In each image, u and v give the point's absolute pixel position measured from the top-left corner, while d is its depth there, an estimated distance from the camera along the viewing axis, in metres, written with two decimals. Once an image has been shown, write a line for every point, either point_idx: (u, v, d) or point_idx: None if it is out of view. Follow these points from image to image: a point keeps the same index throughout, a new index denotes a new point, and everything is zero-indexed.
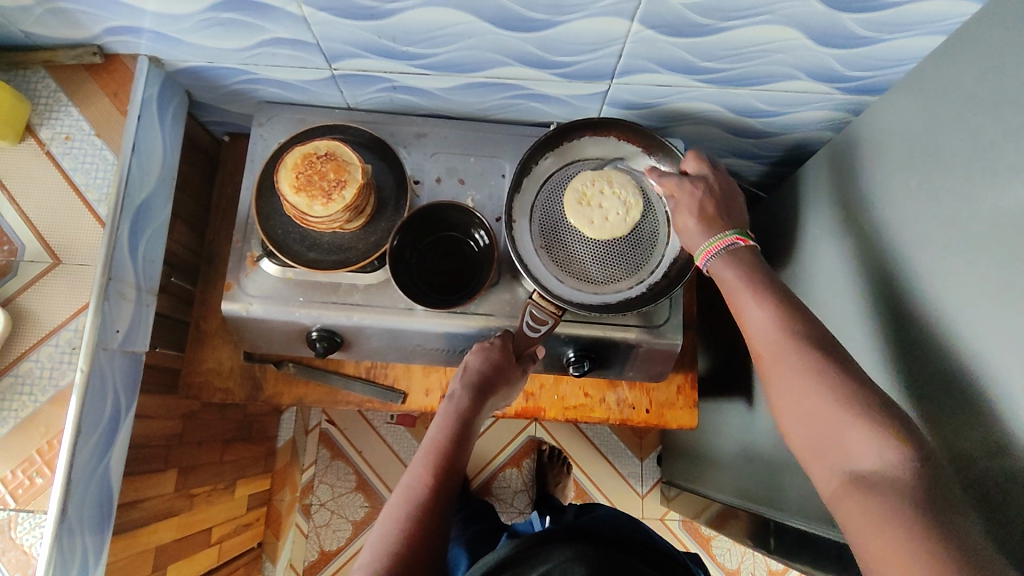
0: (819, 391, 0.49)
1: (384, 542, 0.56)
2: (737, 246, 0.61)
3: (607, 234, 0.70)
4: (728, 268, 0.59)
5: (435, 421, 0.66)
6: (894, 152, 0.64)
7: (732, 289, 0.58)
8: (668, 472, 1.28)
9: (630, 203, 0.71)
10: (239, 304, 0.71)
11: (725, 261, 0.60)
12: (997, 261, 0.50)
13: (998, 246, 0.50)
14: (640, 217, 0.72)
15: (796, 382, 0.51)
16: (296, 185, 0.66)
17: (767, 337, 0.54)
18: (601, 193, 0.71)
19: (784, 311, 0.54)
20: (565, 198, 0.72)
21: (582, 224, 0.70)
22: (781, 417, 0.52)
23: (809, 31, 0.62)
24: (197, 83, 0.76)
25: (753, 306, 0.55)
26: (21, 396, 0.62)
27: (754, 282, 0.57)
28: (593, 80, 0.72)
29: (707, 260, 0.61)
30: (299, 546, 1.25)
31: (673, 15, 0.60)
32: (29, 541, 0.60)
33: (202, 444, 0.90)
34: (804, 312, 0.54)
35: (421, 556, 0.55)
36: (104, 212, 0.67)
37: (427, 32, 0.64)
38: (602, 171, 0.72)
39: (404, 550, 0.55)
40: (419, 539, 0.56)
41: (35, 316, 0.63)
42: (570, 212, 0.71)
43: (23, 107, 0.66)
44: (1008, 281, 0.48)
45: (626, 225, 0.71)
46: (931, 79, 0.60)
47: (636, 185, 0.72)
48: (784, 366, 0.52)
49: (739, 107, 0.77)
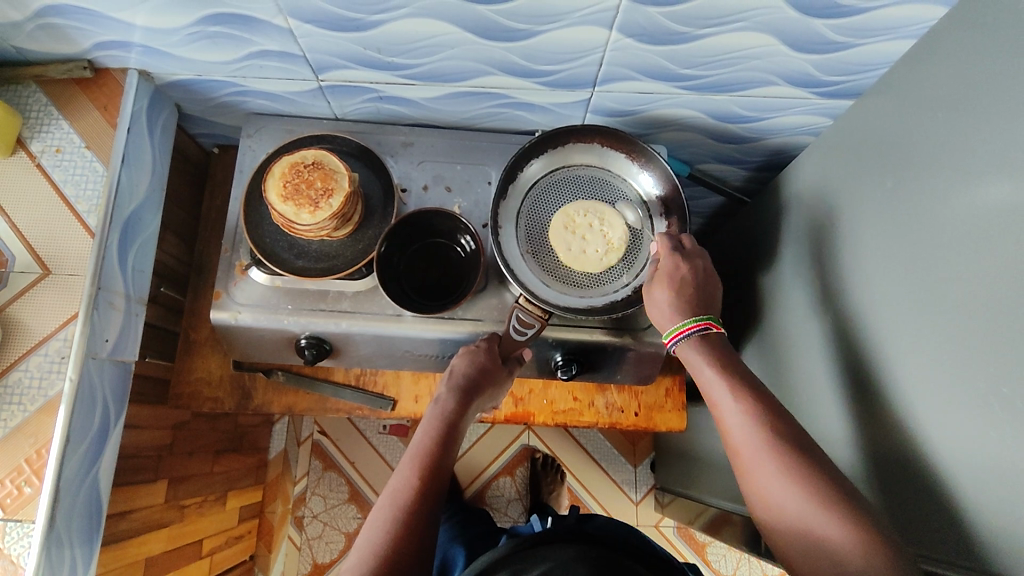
0: (785, 480, 0.55)
1: (372, 544, 0.56)
2: (699, 332, 0.65)
3: (578, 265, 0.72)
4: (705, 361, 0.64)
5: (423, 424, 0.66)
6: (870, 154, 0.66)
7: (706, 383, 0.64)
8: (661, 478, 1.29)
9: (612, 245, 0.73)
10: (228, 312, 0.71)
11: (699, 351, 0.65)
12: (969, 257, 0.51)
13: (970, 243, 0.51)
14: (619, 260, 0.73)
15: (764, 472, 0.57)
16: (284, 194, 0.67)
17: (740, 429, 0.60)
18: (588, 226, 0.73)
19: (757, 409, 0.60)
20: (551, 219, 0.74)
21: (557, 244, 0.72)
22: (766, 511, 0.57)
23: (784, 37, 0.64)
24: (186, 96, 0.77)
25: (727, 399, 0.61)
26: (11, 406, 0.62)
27: (729, 376, 0.62)
28: (575, 88, 0.73)
29: (674, 341, 0.66)
30: (292, 558, 1.25)
31: (651, 23, 0.61)
32: (18, 550, 0.60)
33: (192, 454, 0.90)
34: (774, 408, 0.60)
35: (408, 557, 0.56)
36: (94, 223, 0.67)
37: (413, 43, 0.66)
38: (596, 205, 0.74)
39: (391, 551, 0.55)
40: (406, 539, 0.56)
41: (25, 326, 0.64)
42: (552, 234, 0.73)
43: (15, 122, 0.67)
44: (982, 276, 0.50)
45: (599, 265, 0.72)
46: (902, 81, 0.62)
47: (625, 223, 0.74)
48: (766, 464, 0.57)
49: (720, 113, 0.78)
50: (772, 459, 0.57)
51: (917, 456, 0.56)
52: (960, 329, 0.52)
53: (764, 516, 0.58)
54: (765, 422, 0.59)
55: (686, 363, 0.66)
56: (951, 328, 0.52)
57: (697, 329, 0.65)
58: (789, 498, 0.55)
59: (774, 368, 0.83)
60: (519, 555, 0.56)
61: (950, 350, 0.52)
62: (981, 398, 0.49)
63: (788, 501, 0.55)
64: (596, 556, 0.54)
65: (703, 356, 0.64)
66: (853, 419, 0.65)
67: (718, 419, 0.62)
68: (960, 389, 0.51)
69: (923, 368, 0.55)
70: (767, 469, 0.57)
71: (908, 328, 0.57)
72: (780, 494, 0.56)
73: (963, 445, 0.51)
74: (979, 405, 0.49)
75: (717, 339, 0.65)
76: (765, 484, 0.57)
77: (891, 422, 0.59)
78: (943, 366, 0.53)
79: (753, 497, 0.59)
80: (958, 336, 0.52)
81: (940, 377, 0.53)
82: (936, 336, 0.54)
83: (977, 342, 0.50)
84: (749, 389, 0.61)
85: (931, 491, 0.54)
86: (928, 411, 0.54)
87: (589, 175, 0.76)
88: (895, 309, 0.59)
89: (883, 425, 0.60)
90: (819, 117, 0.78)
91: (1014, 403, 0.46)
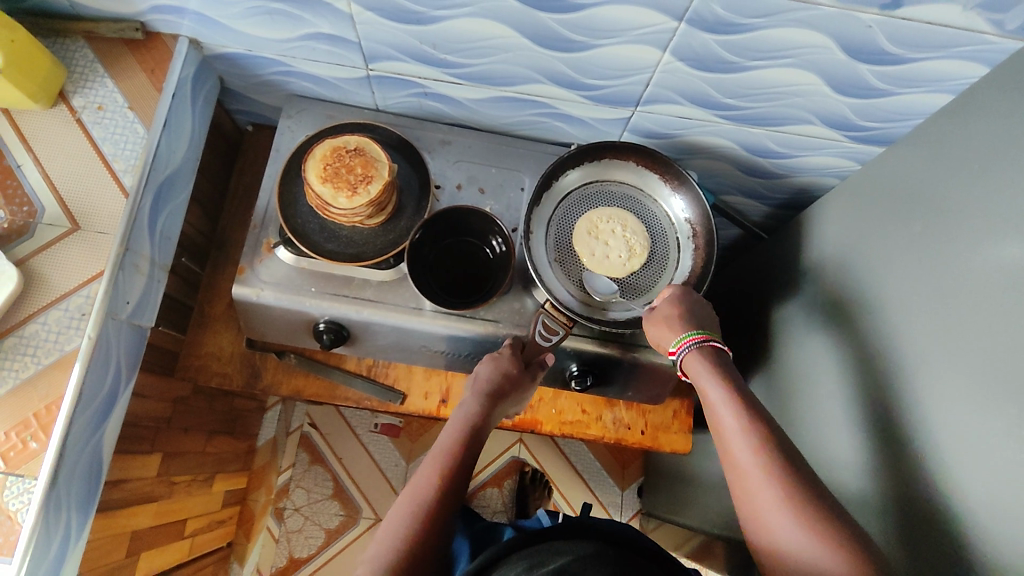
0: (781, 504, 0.52)
1: (392, 540, 0.53)
2: (704, 343, 0.64)
3: (606, 269, 0.72)
4: (704, 369, 0.63)
5: (447, 427, 0.64)
6: (895, 198, 0.67)
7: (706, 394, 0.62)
8: (649, 504, 1.28)
9: (634, 251, 0.74)
10: (251, 289, 0.70)
11: (701, 358, 0.64)
12: (989, 306, 0.52)
13: (990, 294, 0.52)
14: (641, 265, 0.74)
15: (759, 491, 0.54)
16: (323, 176, 0.67)
17: (736, 439, 0.57)
18: (611, 231, 0.75)
19: (752, 420, 0.57)
20: (577, 223, 0.75)
21: (582, 249, 0.73)
22: (761, 532, 0.54)
23: (828, 79, 0.65)
24: (232, 70, 0.77)
25: (725, 411, 0.59)
26: (23, 357, 0.61)
27: (724, 381, 0.61)
28: (617, 106, 0.75)
29: (681, 350, 0.65)
30: (268, 549, 1.22)
31: (705, 49, 0.63)
32: (17, 506, 0.58)
33: (188, 430, 0.89)
34: (769, 423, 0.57)
35: (427, 557, 0.53)
36: (129, 182, 0.67)
37: (469, 43, 0.67)
38: (619, 211, 0.76)
39: (413, 549, 0.53)
40: (425, 539, 0.54)
41: (46, 279, 0.63)
42: (577, 238, 0.74)
43: (59, 73, 0.67)
44: (996, 324, 0.51)
45: (623, 269, 0.73)
46: (937, 133, 0.64)
47: (647, 233, 0.76)
48: (758, 482, 0.54)
49: (753, 146, 0.80)
50: (757, 463, 0.54)
51: (918, 495, 0.56)
52: (974, 374, 0.52)
53: (759, 538, 0.54)
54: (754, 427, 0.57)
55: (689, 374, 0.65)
56: (964, 373, 0.53)
57: (693, 341, 0.64)
58: (783, 523, 0.52)
59: (778, 400, 0.84)
60: (539, 555, 0.56)
61: (958, 395, 0.53)
62: (987, 443, 0.50)
63: (785, 526, 0.51)
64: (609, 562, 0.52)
65: (699, 362, 0.64)
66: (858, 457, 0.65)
67: (715, 429, 0.60)
68: (972, 433, 0.52)
69: (933, 410, 0.56)
70: (760, 480, 0.54)
71: (916, 366, 0.58)
72: (769, 507, 0.53)
73: (973, 491, 0.51)
74: (983, 449, 0.50)
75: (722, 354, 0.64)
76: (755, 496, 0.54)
77: (897, 460, 0.59)
78: (953, 407, 0.54)
79: (748, 520, 0.55)
80: (969, 383, 0.52)
81: (953, 420, 0.54)
82: (949, 380, 0.54)
83: (992, 390, 0.50)
84: (747, 401, 0.59)
85: (933, 531, 0.54)
86: (935, 452, 0.55)
87: (621, 192, 0.77)
88: (905, 348, 0.60)
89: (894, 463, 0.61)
90: (848, 161, 0.79)
91: (1020, 450, 0.47)
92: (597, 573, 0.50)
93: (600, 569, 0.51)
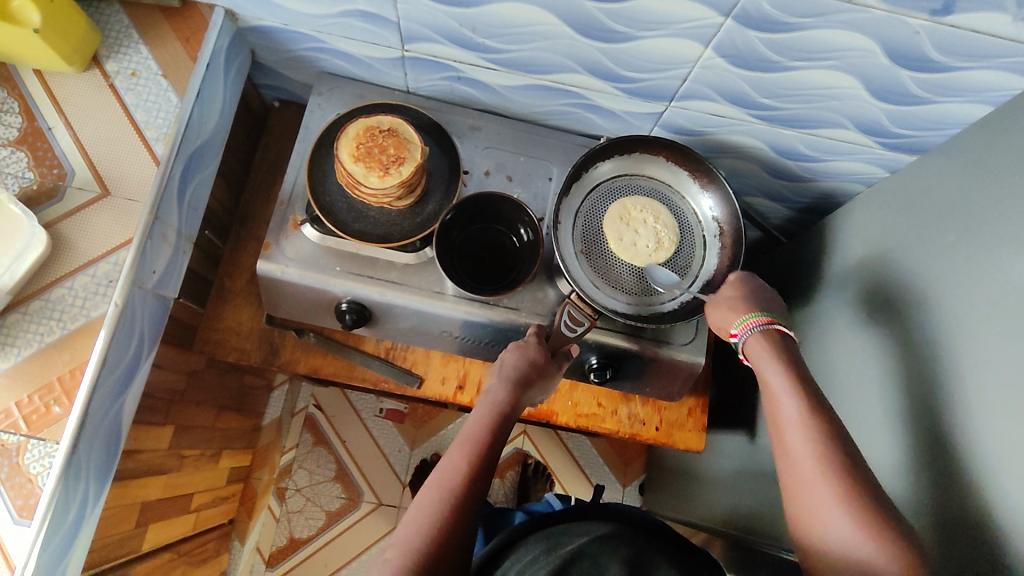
0: (838, 504, 0.52)
1: (421, 526, 0.53)
2: (769, 327, 0.64)
3: (631, 254, 0.73)
4: (768, 358, 0.62)
5: (474, 413, 0.64)
6: (928, 207, 0.67)
7: (767, 381, 0.61)
8: (650, 501, 1.29)
9: (662, 243, 0.74)
10: (276, 265, 0.70)
11: (765, 346, 0.63)
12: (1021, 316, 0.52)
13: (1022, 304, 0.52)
14: (667, 258, 0.74)
15: (816, 489, 0.54)
16: (355, 154, 0.67)
17: (797, 433, 0.57)
18: (643, 221, 0.75)
19: (816, 416, 0.57)
20: (608, 211, 0.75)
21: (610, 232, 0.74)
22: (809, 526, 0.54)
23: (868, 84, 0.65)
24: (265, 44, 0.76)
25: (788, 404, 0.59)
26: (49, 321, 0.60)
27: (794, 375, 0.60)
28: (651, 100, 0.75)
29: (745, 329, 0.65)
30: (268, 529, 1.23)
31: (748, 47, 0.63)
32: (37, 470, 0.58)
33: (199, 405, 0.88)
34: (832, 420, 0.57)
35: (453, 545, 0.54)
36: (161, 151, 0.66)
37: (510, 28, 0.66)
38: (653, 202, 0.76)
39: (441, 537, 0.53)
40: (451, 526, 0.54)
41: (73, 244, 0.62)
42: (607, 225, 0.74)
43: (94, 37, 0.67)
44: None
45: (647, 259, 0.73)
46: (976, 143, 0.64)
47: (676, 229, 0.76)
48: (815, 480, 0.54)
49: (783, 148, 0.80)
50: (823, 467, 0.54)
51: (946, 502, 0.56)
52: (1004, 382, 0.52)
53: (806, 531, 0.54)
54: (818, 429, 0.56)
55: (749, 358, 0.64)
56: (993, 380, 0.53)
57: (756, 324, 0.64)
58: (835, 521, 0.52)
59: None
60: (556, 538, 0.56)
61: (987, 402, 0.54)
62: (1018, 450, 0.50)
63: (838, 525, 0.52)
64: (630, 542, 0.52)
65: (768, 353, 0.62)
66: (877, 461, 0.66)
67: (773, 419, 0.60)
68: (1001, 440, 0.52)
69: (960, 417, 0.56)
70: (817, 477, 0.54)
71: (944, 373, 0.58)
72: (824, 506, 0.53)
73: (1003, 497, 0.51)
74: (1014, 457, 0.50)
75: (786, 341, 0.64)
76: (808, 492, 0.54)
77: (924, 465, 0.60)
78: (982, 415, 0.54)
79: (795, 514, 0.56)
80: (999, 391, 0.53)
81: (981, 428, 0.54)
82: (977, 388, 0.55)
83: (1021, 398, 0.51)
84: (813, 397, 0.59)
85: (964, 538, 0.54)
86: (966, 459, 0.55)
87: (650, 187, 0.77)
88: (933, 355, 0.60)
89: (916, 468, 0.61)
90: (877, 168, 0.79)
91: None
92: (614, 552, 0.50)
93: (616, 549, 0.51)
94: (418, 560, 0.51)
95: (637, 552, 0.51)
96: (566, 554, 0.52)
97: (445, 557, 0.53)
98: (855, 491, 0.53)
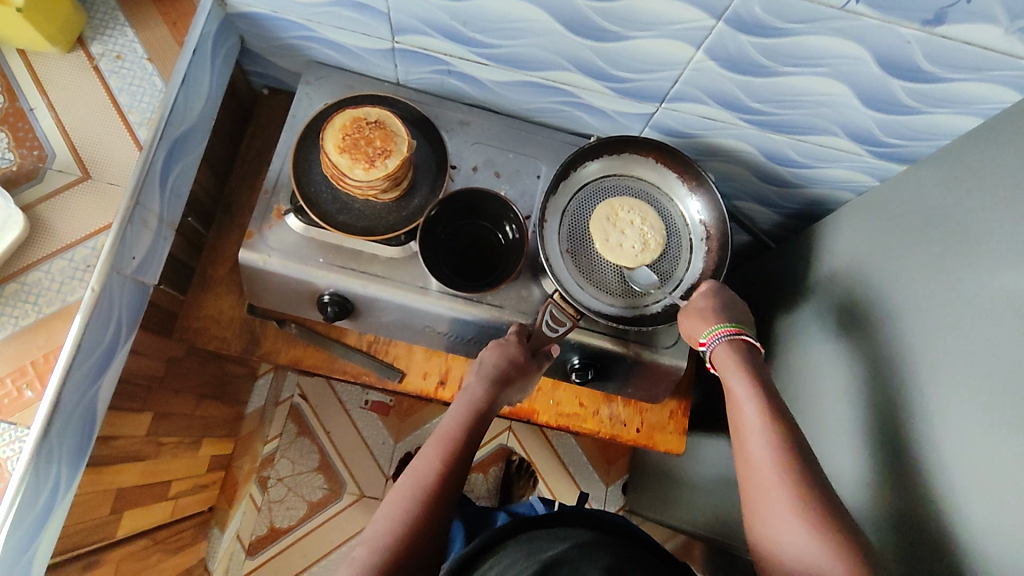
0: (795, 514, 0.52)
1: (392, 522, 0.53)
2: (733, 337, 0.65)
3: (617, 255, 0.71)
4: (734, 368, 0.63)
5: (451, 411, 0.64)
6: (913, 216, 0.67)
7: (733, 391, 0.62)
8: (633, 501, 1.29)
9: (649, 244, 0.73)
10: (258, 254, 0.70)
11: (731, 355, 0.64)
12: (999, 331, 0.52)
13: (1000, 319, 0.52)
14: (654, 259, 0.73)
15: (773, 498, 0.54)
16: (340, 146, 0.66)
17: (757, 442, 0.57)
18: (630, 222, 0.73)
19: (777, 426, 0.57)
20: (595, 211, 0.74)
21: (596, 233, 0.72)
22: (767, 536, 0.54)
23: (858, 92, 0.65)
24: (253, 30, 0.75)
25: (749, 413, 0.59)
26: (24, 304, 0.60)
27: (757, 385, 0.61)
28: (642, 100, 0.74)
29: (712, 340, 0.65)
30: (249, 517, 1.22)
31: (739, 51, 0.62)
32: (6, 454, 0.57)
33: (178, 393, 0.87)
34: (791, 429, 0.57)
35: (425, 541, 0.53)
36: (144, 136, 0.65)
37: (501, 23, 0.66)
38: (639, 203, 0.74)
39: (412, 533, 0.53)
40: (425, 522, 0.54)
41: (52, 227, 0.62)
42: (594, 225, 0.73)
43: (79, 18, 0.66)
44: (1004, 349, 0.51)
45: (633, 260, 0.71)
46: (963, 155, 0.64)
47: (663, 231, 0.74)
48: (772, 490, 0.54)
49: (773, 153, 0.80)
50: (781, 477, 0.54)
51: (916, 513, 0.57)
52: (979, 396, 0.52)
53: (764, 541, 0.54)
54: (787, 439, 0.57)
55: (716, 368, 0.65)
56: (969, 394, 0.53)
57: (722, 334, 0.65)
58: (791, 531, 0.52)
59: None
60: (533, 544, 0.56)
61: (962, 415, 0.53)
62: (990, 465, 0.50)
63: (796, 536, 0.52)
64: (609, 551, 0.52)
65: (736, 364, 0.63)
66: (852, 470, 0.66)
67: (737, 428, 0.60)
68: (973, 453, 0.52)
69: (935, 429, 0.56)
70: (774, 487, 0.54)
71: (921, 384, 0.58)
72: (781, 515, 0.53)
73: (973, 510, 0.51)
74: (985, 471, 0.50)
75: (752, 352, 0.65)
76: (766, 501, 0.54)
77: (897, 475, 0.60)
78: (955, 427, 0.54)
79: (754, 524, 0.56)
80: (974, 404, 0.53)
81: (954, 441, 0.54)
82: (952, 401, 0.55)
83: (995, 412, 0.51)
84: (774, 407, 0.59)
85: (933, 549, 0.54)
86: (937, 471, 0.55)
87: (639, 188, 0.77)
88: (911, 366, 0.60)
89: (889, 478, 0.61)
90: (865, 176, 0.79)
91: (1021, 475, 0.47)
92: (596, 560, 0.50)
93: (598, 557, 0.51)
94: (387, 556, 0.51)
95: (618, 561, 0.51)
96: (546, 558, 0.52)
97: (416, 554, 0.52)
98: (813, 502, 0.53)
